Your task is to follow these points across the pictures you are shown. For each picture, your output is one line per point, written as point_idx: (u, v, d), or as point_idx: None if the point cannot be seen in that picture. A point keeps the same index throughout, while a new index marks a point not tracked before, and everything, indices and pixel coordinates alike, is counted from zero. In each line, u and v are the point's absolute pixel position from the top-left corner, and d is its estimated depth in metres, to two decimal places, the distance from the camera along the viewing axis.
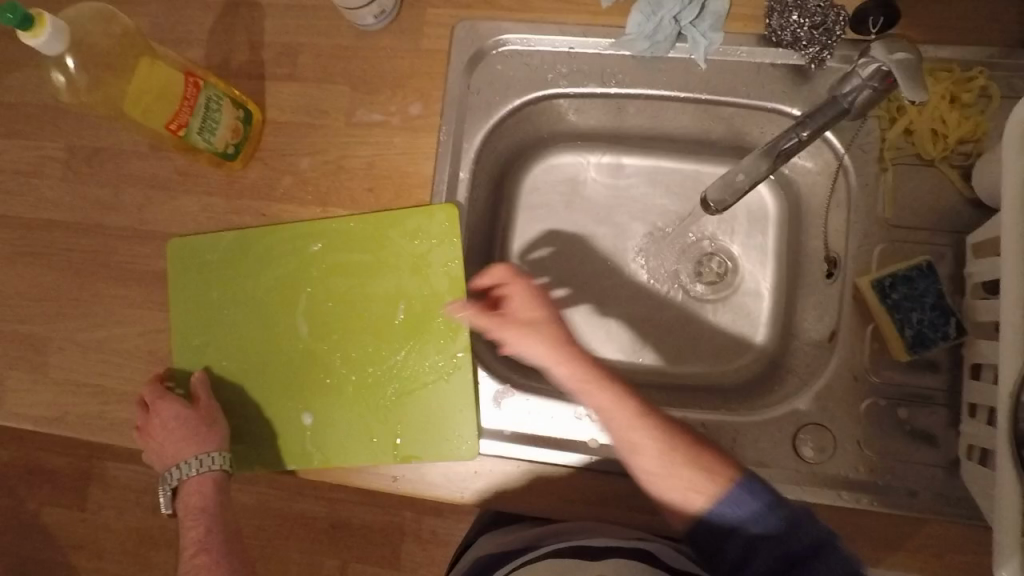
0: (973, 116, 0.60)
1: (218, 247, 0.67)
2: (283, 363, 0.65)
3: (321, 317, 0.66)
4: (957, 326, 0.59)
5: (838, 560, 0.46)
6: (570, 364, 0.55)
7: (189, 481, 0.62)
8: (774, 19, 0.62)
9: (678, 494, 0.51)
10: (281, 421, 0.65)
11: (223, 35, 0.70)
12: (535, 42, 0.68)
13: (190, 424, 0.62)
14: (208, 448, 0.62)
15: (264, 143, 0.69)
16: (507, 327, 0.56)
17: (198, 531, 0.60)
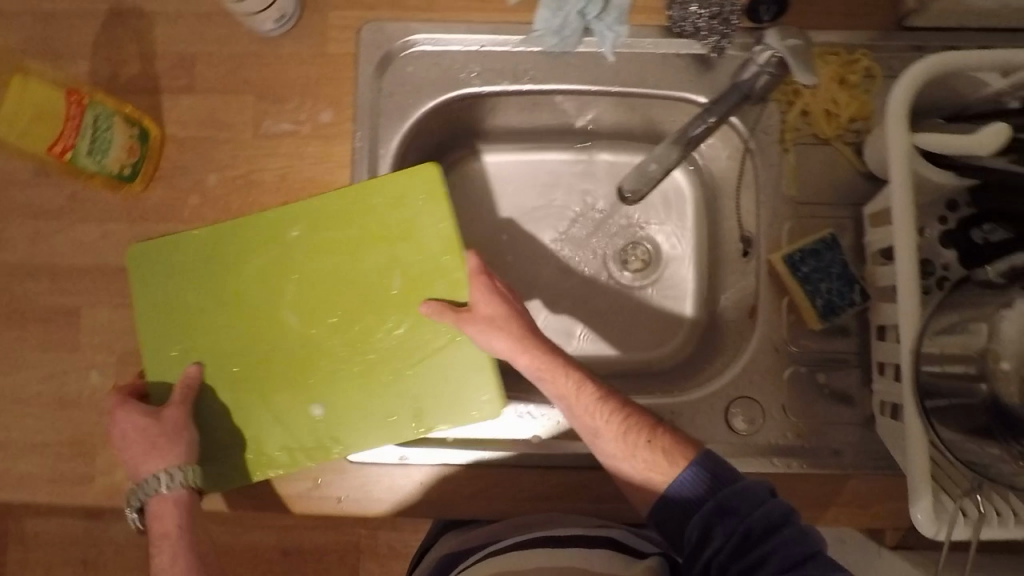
0: (859, 96, 0.65)
1: (180, 244, 0.63)
2: (277, 356, 0.62)
3: (313, 303, 0.63)
4: (861, 293, 0.63)
5: (793, 532, 0.50)
6: (536, 356, 0.59)
7: (155, 498, 0.57)
8: (674, 10, 0.63)
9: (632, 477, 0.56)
10: (282, 419, 0.62)
11: (109, 50, 0.66)
12: (445, 42, 0.66)
13: (155, 434, 0.57)
14: (174, 461, 0.57)
15: (165, 161, 0.66)
16: (476, 323, 0.60)
17: (170, 556, 0.56)
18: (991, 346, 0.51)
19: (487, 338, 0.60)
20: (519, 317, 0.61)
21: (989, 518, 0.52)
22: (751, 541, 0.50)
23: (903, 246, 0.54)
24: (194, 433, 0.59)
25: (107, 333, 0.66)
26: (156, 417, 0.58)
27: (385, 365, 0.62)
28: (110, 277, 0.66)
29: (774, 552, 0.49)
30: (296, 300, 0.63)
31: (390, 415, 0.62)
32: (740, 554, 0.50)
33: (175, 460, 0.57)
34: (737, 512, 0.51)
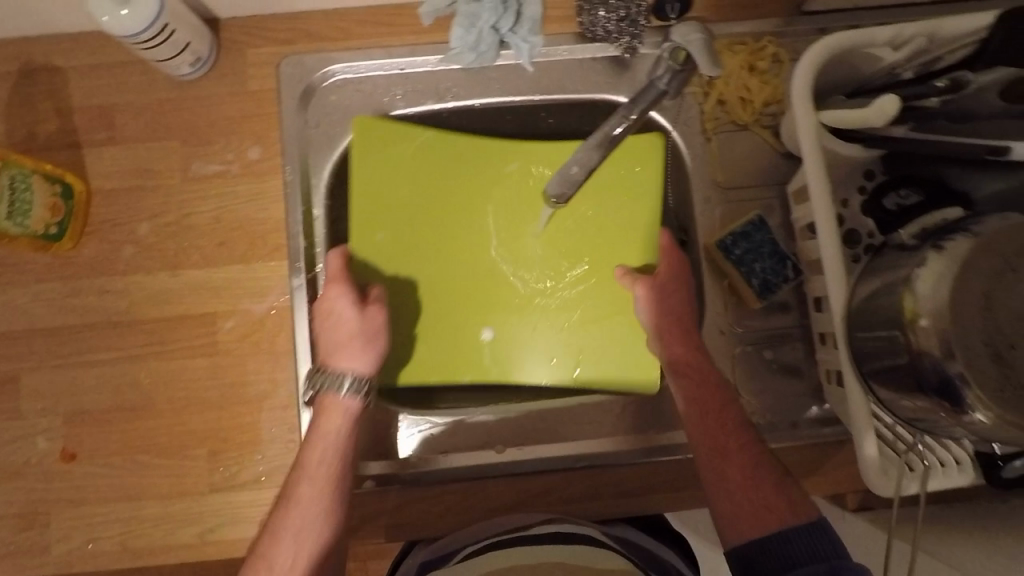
0: (770, 80, 0.67)
1: (417, 143, 0.66)
2: (471, 274, 0.67)
3: (521, 232, 0.67)
4: (793, 268, 0.66)
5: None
6: (679, 334, 0.61)
7: (334, 392, 0.59)
8: (583, 17, 0.66)
9: (729, 490, 0.55)
10: (457, 333, 0.66)
11: (24, 108, 0.65)
12: (365, 69, 0.67)
13: (355, 330, 0.59)
14: (360, 366, 0.59)
15: (94, 215, 0.65)
16: (652, 302, 0.62)
17: (321, 447, 0.57)
18: (908, 304, 0.50)
19: (649, 308, 0.62)
20: (686, 300, 0.62)
21: (933, 469, 0.56)
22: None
23: (823, 218, 0.56)
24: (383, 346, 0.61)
25: (50, 397, 0.64)
26: (364, 309, 0.60)
27: (555, 306, 0.67)
28: (48, 339, 0.64)
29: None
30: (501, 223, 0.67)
31: (562, 357, 0.66)
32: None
33: (358, 364, 0.59)
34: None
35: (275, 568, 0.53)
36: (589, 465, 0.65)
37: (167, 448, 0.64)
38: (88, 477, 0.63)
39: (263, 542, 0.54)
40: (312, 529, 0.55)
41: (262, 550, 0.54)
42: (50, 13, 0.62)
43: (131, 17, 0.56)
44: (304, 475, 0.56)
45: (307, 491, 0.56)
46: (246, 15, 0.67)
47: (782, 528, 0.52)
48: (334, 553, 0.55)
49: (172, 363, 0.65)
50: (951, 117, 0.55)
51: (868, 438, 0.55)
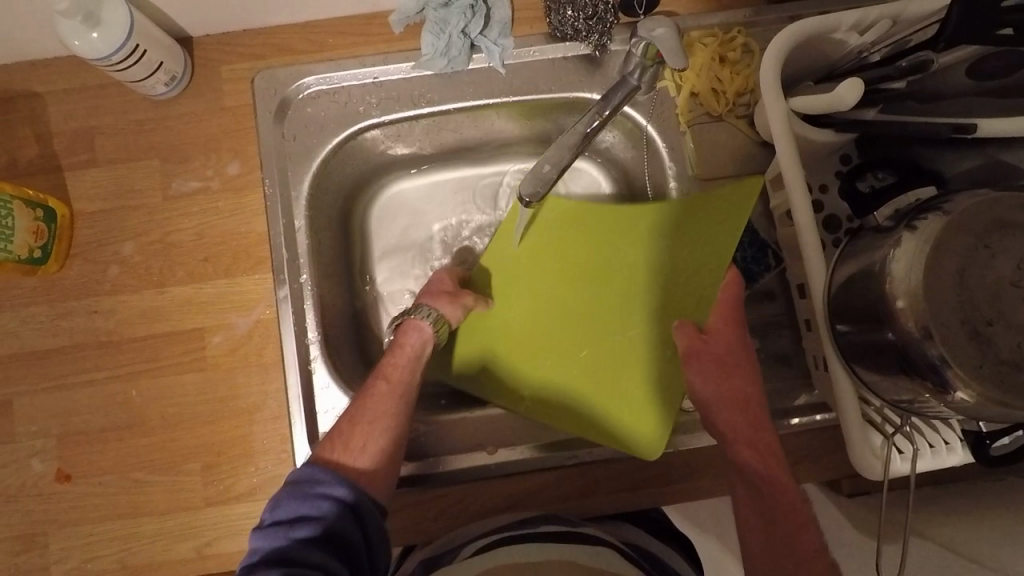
0: (742, 70, 0.67)
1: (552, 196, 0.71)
2: (561, 312, 0.70)
3: (605, 276, 0.69)
4: (774, 256, 0.67)
5: None
6: (732, 412, 0.58)
7: (420, 321, 0.63)
8: (552, 16, 0.67)
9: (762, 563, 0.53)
10: (521, 358, 0.69)
11: (5, 135, 0.66)
12: (338, 80, 0.67)
13: (445, 287, 0.68)
14: (445, 307, 0.65)
15: (79, 238, 0.66)
16: (710, 381, 0.59)
17: (403, 360, 0.61)
18: (885, 286, 0.50)
19: (704, 386, 0.60)
20: (737, 372, 0.59)
21: (922, 451, 0.55)
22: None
23: (798, 204, 0.56)
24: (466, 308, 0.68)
25: (41, 420, 0.64)
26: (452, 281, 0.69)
27: (602, 350, 0.67)
28: (36, 361, 0.65)
29: None
30: (594, 265, 0.70)
31: (589, 399, 0.66)
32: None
33: (446, 308, 0.65)
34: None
35: (351, 445, 0.54)
36: (579, 463, 0.65)
37: (161, 465, 0.64)
38: (83, 497, 0.64)
39: (339, 424, 0.56)
40: (386, 417, 0.57)
41: (342, 429, 0.55)
42: (25, 40, 0.63)
43: (102, 39, 0.57)
44: (379, 376, 0.59)
45: (382, 386, 0.58)
46: (219, 32, 0.68)
47: None
48: (400, 446, 0.56)
49: (161, 379, 0.65)
50: (918, 97, 0.56)
51: (855, 422, 0.55)
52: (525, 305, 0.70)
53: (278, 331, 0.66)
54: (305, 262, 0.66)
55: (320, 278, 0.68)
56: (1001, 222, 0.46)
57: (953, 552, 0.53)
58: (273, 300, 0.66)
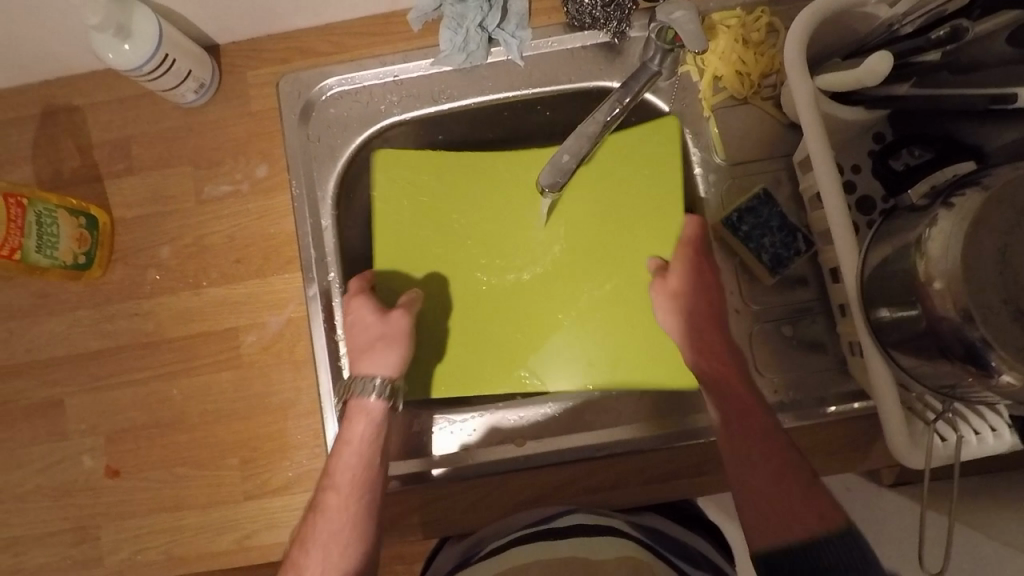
0: (767, 51, 0.66)
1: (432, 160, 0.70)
2: (516, 280, 0.69)
3: (542, 245, 0.69)
4: (805, 240, 0.64)
5: None
6: (709, 352, 0.60)
7: (365, 397, 0.61)
8: (570, 6, 0.66)
9: (760, 514, 0.53)
10: (515, 348, 0.68)
11: (48, 147, 0.69)
12: (360, 79, 0.68)
13: (377, 336, 0.62)
14: (386, 369, 0.62)
15: (119, 243, 0.69)
16: (669, 312, 0.62)
17: (351, 459, 0.59)
18: (922, 267, 0.48)
19: (665, 315, 0.63)
20: (708, 306, 0.61)
21: (966, 438, 0.53)
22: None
23: (828, 186, 0.55)
24: (405, 347, 0.63)
25: (90, 418, 0.68)
26: (384, 320, 0.62)
27: (601, 308, 0.68)
28: (84, 362, 0.68)
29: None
30: (511, 234, 0.69)
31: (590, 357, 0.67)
32: None
33: (385, 367, 0.62)
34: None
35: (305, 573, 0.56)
36: (611, 454, 0.65)
37: (202, 460, 0.67)
38: (131, 491, 0.67)
39: (293, 553, 0.57)
40: (341, 535, 0.57)
41: (294, 558, 0.57)
42: (62, 55, 0.66)
43: (133, 51, 0.59)
44: (330, 487, 0.59)
45: (332, 501, 0.58)
46: (244, 39, 0.70)
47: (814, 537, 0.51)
48: (366, 555, 0.58)
49: (199, 378, 0.68)
50: (954, 68, 0.54)
51: (894, 408, 0.53)
52: (470, 282, 0.69)
53: (308, 328, 0.67)
54: (332, 259, 0.67)
55: (348, 275, 0.70)
56: None
57: (1000, 542, 0.51)
58: (303, 298, 0.68)
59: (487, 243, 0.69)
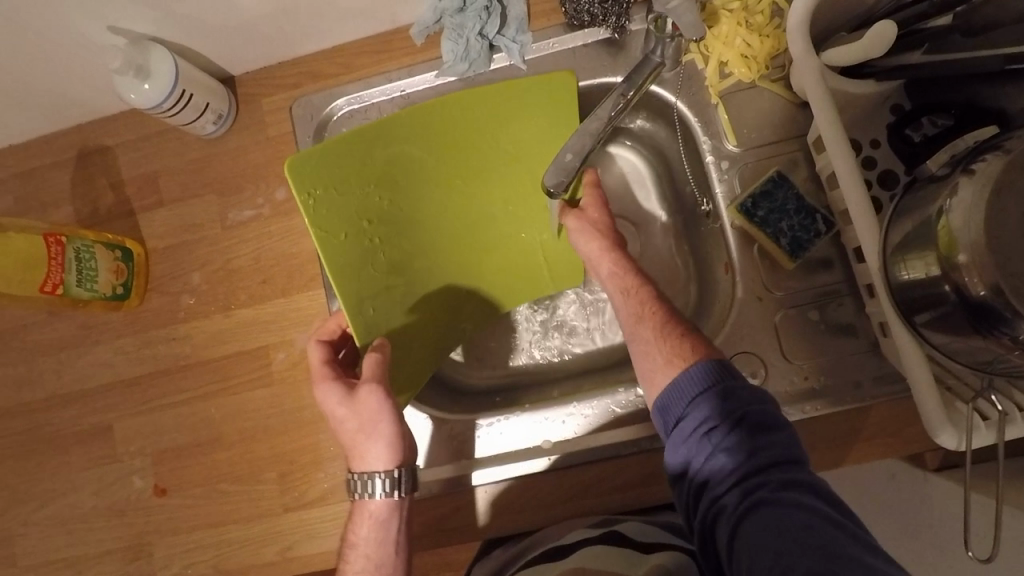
0: (772, 32, 0.64)
1: (340, 157, 0.55)
2: (433, 244, 0.64)
3: (441, 201, 0.63)
4: (824, 220, 0.63)
5: (784, 441, 0.47)
6: (619, 256, 0.61)
7: (366, 498, 0.58)
8: (568, 5, 0.65)
9: (653, 362, 0.54)
10: (454, 306, 0.68)
11: (85, 187, 0.73)
12: (368, 97, 0.70)
13: (357, 426, 0.57)
14: (380, 464, 0.57)
15: (154, 273, 0.72)
16: (585, 237, 0.62)
17: (359, 562, 0.57)
18: (944, 240, 0.46)
19: (580, 236, 0.62)
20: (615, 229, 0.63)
21: (1012, 416, 0.50)
22: (744, 432, 0.47)
23: (842, 163, 0.53)
24: (393, 424, 0.57)
25: (137, 440, 0.71)
26: (357, 403, 0.57)
27: (512, 237, 0.68)
28: (129, 388, 0.72)
29: (721, 449, 0.47)
30: (418, 202, 0.62)
31: (506, 283, 0.69)
32: (740, 450, 0.47)
33: (378, 462, 0.57)
34: (797, 461, 0.46)
35: None
36: (638, 451, 0.64)
37: (241, 475, 0.69)
38: (177, 509, 0.70)
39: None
40: None
41: None
42: (92, 99, 0.70)
43: (153, 89, 0.62)
44: None
45: None
46: (257, 68, 0.72)
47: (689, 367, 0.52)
48: None
49: (235, 396, 0.70)
50: (966, 30, 0.51)
51: (928, 388, 0.51)
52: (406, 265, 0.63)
53: None
54: None
55: None
56: None
57: None
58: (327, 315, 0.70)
59: (406, 223, 0.61)
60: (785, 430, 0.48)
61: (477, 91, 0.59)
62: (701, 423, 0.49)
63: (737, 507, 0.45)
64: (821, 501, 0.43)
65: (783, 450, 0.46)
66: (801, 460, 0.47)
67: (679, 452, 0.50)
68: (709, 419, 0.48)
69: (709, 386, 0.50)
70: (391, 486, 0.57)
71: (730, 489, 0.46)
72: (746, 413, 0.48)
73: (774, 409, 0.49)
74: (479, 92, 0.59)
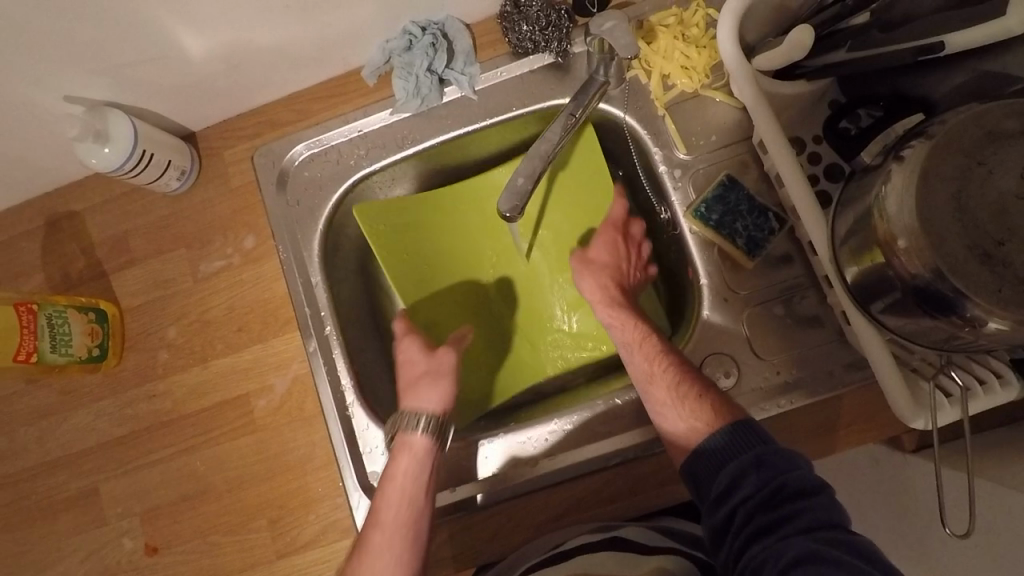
0: (708, 43, 0.67)
1: (398, 210, 0.72)
2: (476, 301, 0.76)
3: (473, 264, 0.76)
4: (776, 218, 0.65)
5: (823, 507, 0.47)
6: (610, 305, 0.64)
7: (410, 431, 0.60)
8: (510, 36, 0.67)
9: (675, 427, 0.56)
10: (520, 362, 0.75)
11: (56, 253, 0.74)
12: (327, 140, 0.72)
13: (421, 371, 0.64)
14: (431, 405, 0.61)
15: (129, 331, 0.73)
16: (587, 276, 0.66)
17: (394, 495, 0.58)
18: (883, 228, 0.47)
19: (585, 279, 0.66)
20: (614, 274, 0.66)
21: (974, 392, 0.52)
22: (782, 498, 0.47)
23: (785, 165, 0.56)
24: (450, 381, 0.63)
25: (125, 501, 0.71)
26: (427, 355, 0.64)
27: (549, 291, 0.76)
28: (112, 449, 0.72)
29: (754, 510, 0.48)
30: (450, 268, 0.75)
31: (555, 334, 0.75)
32: (775, 510, 0.47)
33: (430, 403, 0.61)
34: (837, 524, 0.46)
35: None
36: (623, 461, 0.65)
37: (233, 525, 0.69)
38: (170, 566, 0.69)
39: None
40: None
41: None
42: (55, 167, 0.71)
43: (113, 152, 0.63)
44: (374, 525, 0.57)
45: (377, 537, 0.56)
46: (217, 122, 0.74)
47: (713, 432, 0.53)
48: None
49: (220, 446, 0.70)
50: (883, 24, 0.54)
51: (891, 371, 0.53)
52: (457, 313, 0.75)
53: (313, 384, 0.70)
54: (326, 314, 0.70)
55: (344, 326, 0.72)
56: (992, 134, 0.43)
57: None
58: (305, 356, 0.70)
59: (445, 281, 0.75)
60: (823, 491, 0.48)
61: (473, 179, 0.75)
62: (734, 487, 0.49)
63: (777, 565, 0.44)
64: (864, 561, 0.42)
65: (822, 513, 0.46)
66: (841, 523, 0.46)
67: (714, 518, 0.50)
68: (745, 486, 0.49)
69: (741, 450, 0.51)
70: (436, 424, 0.61)
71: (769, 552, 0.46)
72: (782, 479, 0.48)
73: (809, 470, 0.49)
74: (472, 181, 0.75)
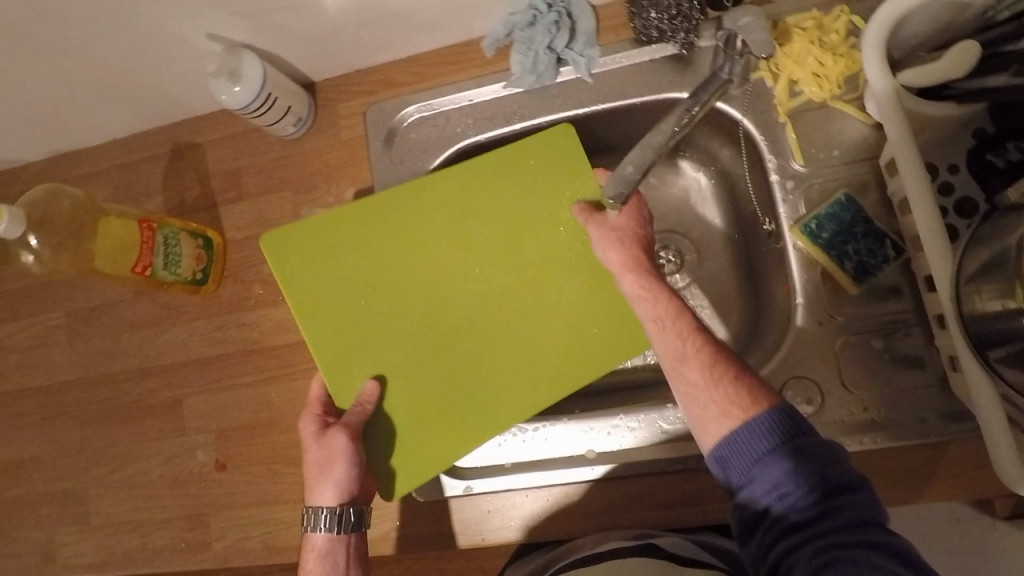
0: (846, 52, 0.63)
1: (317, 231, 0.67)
2: (425, 325, 0.66)
3: (421, 281, 0.67)
4: (893, 246, 0.61)
5: (864, 505, 0.45)
6: (642, 275, 0.58)
7: (310, 531, 0.60)
8: (635, 22, 0.66)
9: (704, 409, 0.50)
10: (489, 398, 0.65)
11: (176, 179, 0.80)
12: (438, 105, 0.73)
13: (314, 464, 0.60)
14: (327, 499, 0.60)
15: (230, 260, 0.78)
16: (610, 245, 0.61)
17: None
18: None
19: (605, 247, 0.61)
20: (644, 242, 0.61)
21: None
22: (822, 494, 0.45)
23: (915, 189, 0.52)
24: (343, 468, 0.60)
25: (205, 417, 0.76)
26: (320, 437, 0.60)
27: (522, 308, 0.67)
28: (200, 367, 0.77)
29: (792, 505, 0.45)
30: (387, 292, 0.66)
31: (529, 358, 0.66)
32: (815, 506, 0.44)
33: (322, 500, 0.60)
34: (876, 522, 0.44)
35: None
36: (685, 468, 0.64)
37: (296, 458, 0.73)
38: (234, 484, 0.74)
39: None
40: None
41: None
42: (187, 99, 0.76)
43: (242, 91, 0.67)
44: None
45: None
46: (337, 75, 0.77)
47: (750, 420, 0.48)
48: None
49: (295, 382, 0.74)
50: None
51: (1000, 425, 0.49)
52: (397, 345, 0.66)
53: None
54: None
55: None
56: None
57: None
58: None
59: (387, 306, 0.66)
60: (862, 488, 0.46)
61: (425, 186, 0.68)
62: (774, 480, 0.46)
63: (810, 566, 0.43)
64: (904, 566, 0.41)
65: (863, 510, 0.44)
66: (879, 522, 0.44)
67: (747, 507, 0.47)
68: (781, 477, 0.46)
69: (783, 441, 0.47)
70: (333, 525, 0.60)
71: (801, 551, 0.44)
72: (822, 475, 0.45)
73: (847, 463, 0.47)
74: (421, 187, 0.68)
